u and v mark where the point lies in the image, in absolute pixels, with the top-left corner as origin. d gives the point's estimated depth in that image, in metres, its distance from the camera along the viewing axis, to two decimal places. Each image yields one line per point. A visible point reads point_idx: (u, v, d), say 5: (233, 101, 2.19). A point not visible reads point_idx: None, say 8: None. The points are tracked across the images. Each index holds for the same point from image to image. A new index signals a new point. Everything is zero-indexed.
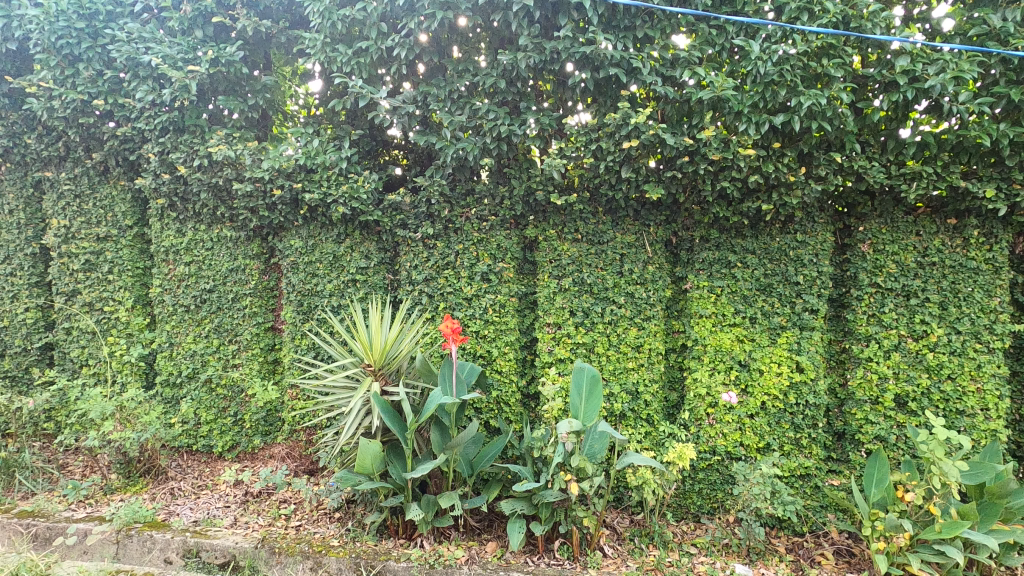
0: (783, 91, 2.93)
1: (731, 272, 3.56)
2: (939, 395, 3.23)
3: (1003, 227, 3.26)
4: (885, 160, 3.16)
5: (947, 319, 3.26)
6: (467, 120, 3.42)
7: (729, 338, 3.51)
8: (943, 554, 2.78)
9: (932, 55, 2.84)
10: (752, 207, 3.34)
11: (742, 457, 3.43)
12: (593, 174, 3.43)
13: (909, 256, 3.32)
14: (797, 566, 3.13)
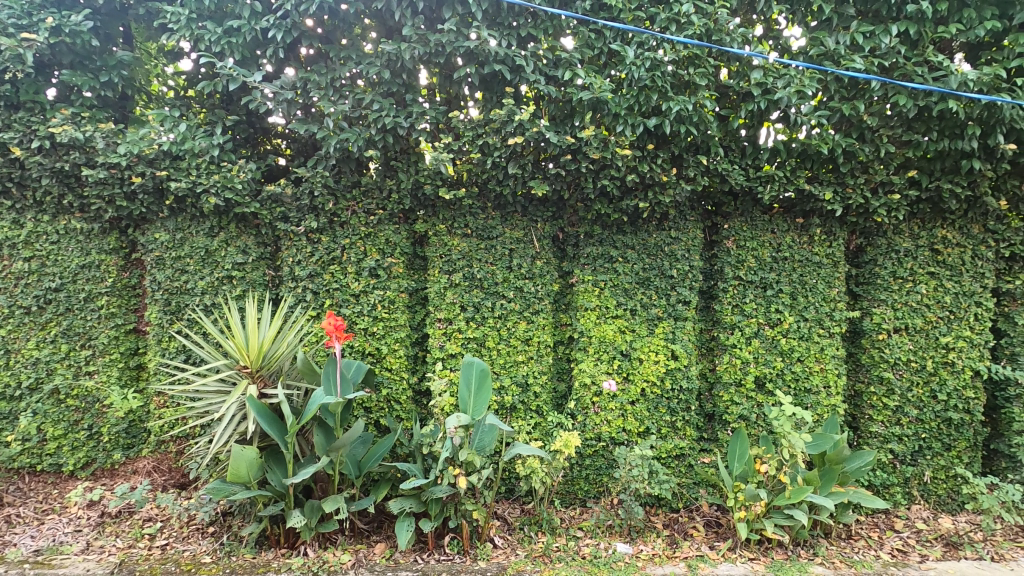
0: (655, 96, 3.11)
1: (613, 266, 3.73)
2: (790, 376, 3.61)
3: (840, 226, 3.71)
4: (744, 164, 3.47)
5: (797, 308, 3.65)
6: (350, 109, 3.30)
7: (612, 330, 3.68)
8: (791, 517, 3.15)
9: (781, 71, 3.15)
10: (631, 205, 3.53)
11: (625, 441, 3.61)
12: (481, 169, 3.45)
13: (766, 251, 3.68)
14: (672, 539, 3.36)
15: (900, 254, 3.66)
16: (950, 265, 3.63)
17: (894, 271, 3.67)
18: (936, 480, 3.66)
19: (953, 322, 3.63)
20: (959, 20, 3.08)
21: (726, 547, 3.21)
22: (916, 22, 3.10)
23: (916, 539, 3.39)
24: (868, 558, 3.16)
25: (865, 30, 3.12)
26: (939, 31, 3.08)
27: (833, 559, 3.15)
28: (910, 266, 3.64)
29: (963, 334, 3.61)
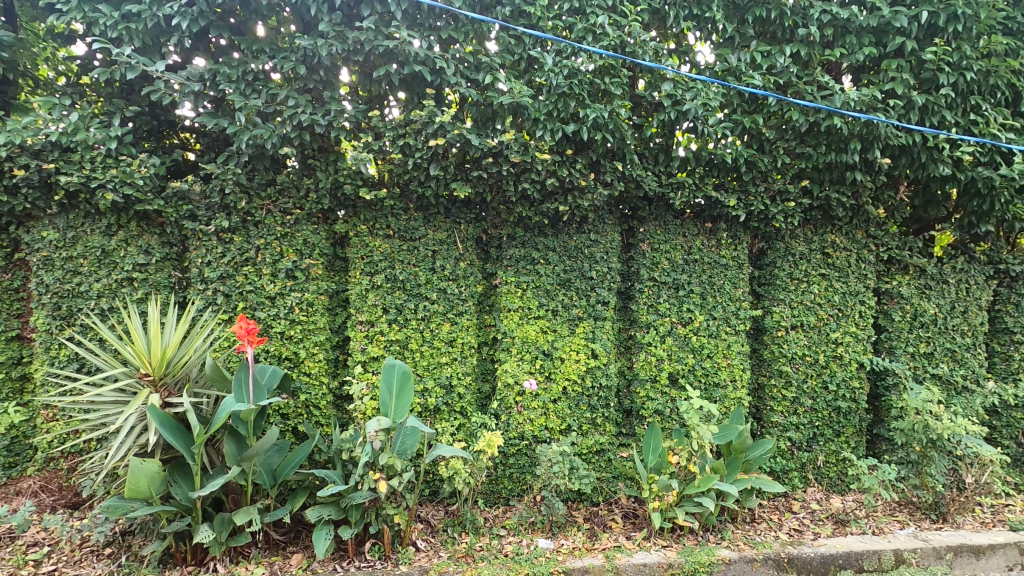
0: (573, 103, 3.22)
1: (536, 268, 3.81)
2: (700, 371, 3.84)
3: (744, 231, 3.98)
4: (657, 170, 3.66)
5: (706, 307, 3.88)
6: (264, 105, 3.18)
7: (534, 330, 3.76)
8: (700, 505, 3.35)
9: (689, 84, 3.34)
10: (552, 208, 3.62)
11: (547, 439, 3.69)
12: (403, 170, 3.42)
13: (678, 254, 3.88)
14: (592, 532, 3.48)
15: (797, 257, 3.97)
16: (838, 267, 3.99)
17: (791, 272, 3.97)
18: (828, 464, 4.01)
19: (842, 319, 3.98)
20: (842, 45, 3.40)
21: (642, 536, 3.36)
22: (806, 45, 3.39)
23: (810, 519, 3.69)
24: (769, 539, 3.41)
25: (762, 49, 3.38)
26: (825, 54, 3.38)
27: (738, 541, 3.37)
28: (805, 268, 3.96)
29: (850, 330, 3.97)
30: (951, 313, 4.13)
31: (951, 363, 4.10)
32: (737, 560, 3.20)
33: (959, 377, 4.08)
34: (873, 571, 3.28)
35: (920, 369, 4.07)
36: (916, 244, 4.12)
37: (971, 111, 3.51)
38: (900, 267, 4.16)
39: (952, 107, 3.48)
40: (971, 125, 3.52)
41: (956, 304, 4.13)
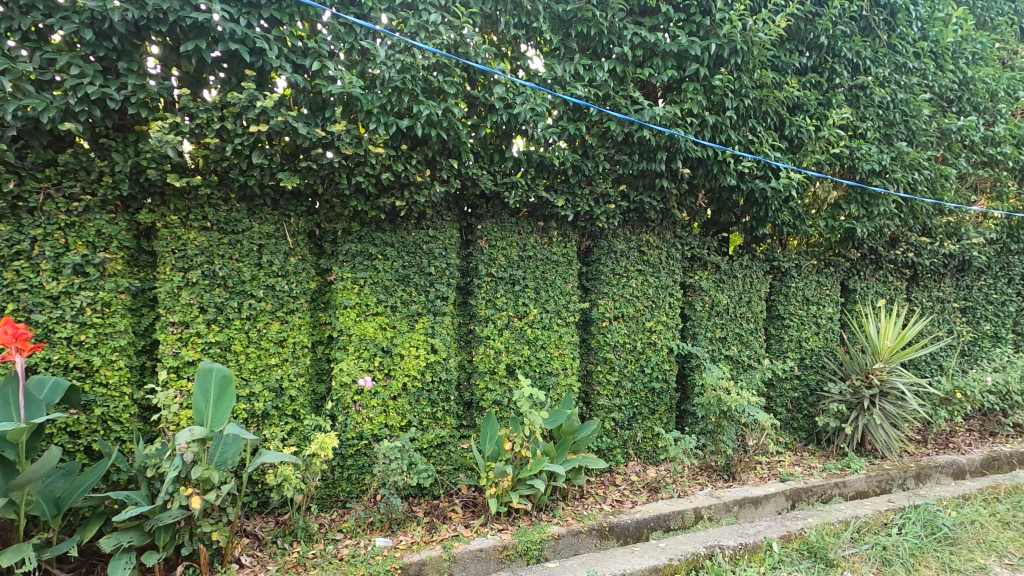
0: (406, 98, 3.24)
1: (373, 263, 3.72)
2: (535, 361, 4.08)
3: (572, 230, 4.29)
4: (492, 170, 3.80)
5: (539, 301, 4.13)
6: (38, 70, 2.71)
7: (373, 327, 3.68)
8: (533, 486, 3.57)
9: (519, 89, 3.54)
10: (388, 203, 3.56)
11: (386, 436, 3.65)
12: (220, 156, 3.14)
13: (514, 250, 4.07)
14: (431, 525, 3.53)
15: (618, 254, 4.38)
16: (652, 263, 4.48)
17: (613, 268, 4.37)
18: (645, 439, 4.50)
19: (655, 310, 4.49)
20: (651, 65, 3.85)
21: (479, 523, 3.49)
22: (621, 63, 3.78)
23: (630, 489, 4.12)
24: (594, 511, 3.74)
25: (584, 63, 3.70)
26: (636, 72, 3.80)
27: (567, 517, 3.64)
28: (625, 264, 4.39)
29: (661, 319, 4.50)
30: (739, 303, 4.87)
31: (739, 345, 4.84)
32: (565, 534, 3.45)
33: (745, 356, 4.84)
34: (678, 528, 3.75)
35: (716, 352, 4.74)
36: (712, 244, 4.78)
37: (749, 132, 4.20)
38: (701, 264, 4.78)
39: (735, 127, 4.11)
40: (749, 143, 4.20)
41: (742, 296, 4.88)
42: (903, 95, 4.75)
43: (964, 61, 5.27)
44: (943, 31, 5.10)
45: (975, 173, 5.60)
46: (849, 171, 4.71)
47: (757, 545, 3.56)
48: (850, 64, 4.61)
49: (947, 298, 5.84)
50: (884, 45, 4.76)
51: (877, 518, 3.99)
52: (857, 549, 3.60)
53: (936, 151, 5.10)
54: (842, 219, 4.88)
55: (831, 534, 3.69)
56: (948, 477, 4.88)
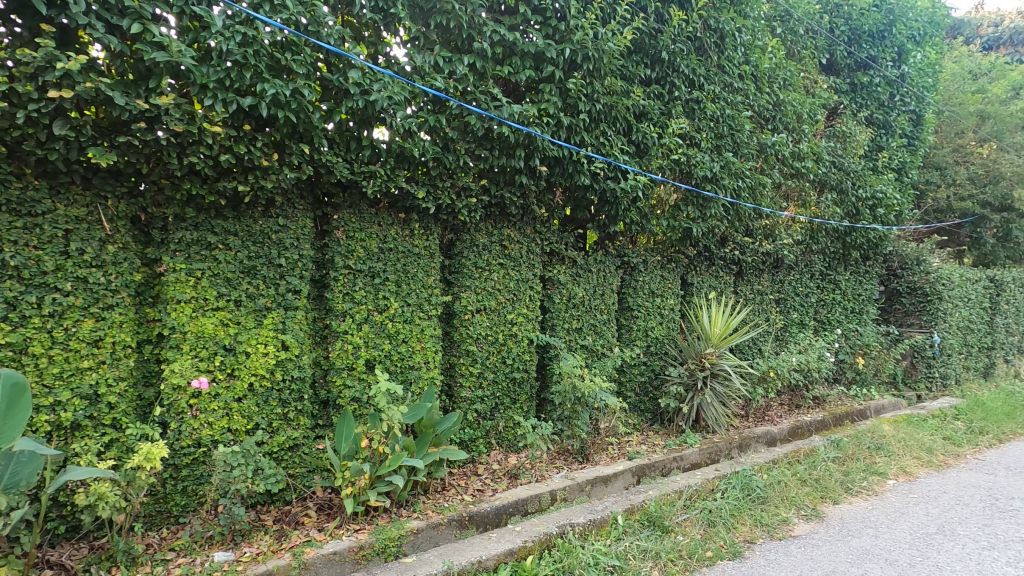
0: (248, 74, 3.03)
1: (212, 254, 3.39)
2: (396, 356, 4.00)
3: (434, 223, 4.26)
4: (348, 158, 3.63)
5: (400, 294, 4.05)
6: None
7: (213, 323, 3.36)
8: (391, 483, 3.51)
9: (376, 76, 3.48)
10: (229, 187, 3.26)
11: (229, 442, 3.36)
12: (9, 123, 2.64)
13: (373, 242, 3.94)
14: (281, 532, 3.33)
15: (480, 248, 4.44)
16: (513, 258, 4.61)
17: (475, 261, 4.42)
18: (507, 428, 4.63)
19: (516, 302, 4.62)
20: (510, 63, 3.99)
21: (334, 525, 3.36)
22: (481, 58, 3.87)
23: (491, 478, 4.23)
24: (454, 502, 3.77)
25: (444, 55, 3.73)
26: (496, 69, 3.92)
27: (427, 510, 3.64)
28: (486, 258, 4.47)
29: (522, 311, 4.64)
30: (593, 295, 5.18)
31: (593, 335, 5.17)
32: (424, 527, 3.44)
33: (599, 345, 5.17)
34: (535, 511, 3.92)
35: (572, 341, 5.01)
36: (569, 240, 5.02)
37: (601, 135, 4.50)
38: (559, 259, 5.01)
39: (588, 130, 4.39)
40: (601, 145, 4.50)
41: (597, 289, 5.20)
42: (729, 111, 5.39)
43: (777, 85, 6.11)
44: (761, 58, 5.86)
45: (786, 183, 6.51)
46: (686, 177, 5.26)
47: (604, 520, 3.84)
48: (687, 79, 5.13)
49: (765, 291, 6.74)
50: (715, 65, 5.36)
51: (705, 485, 4.51)
52: (688, 514, 4.03)
53: (755, 162, 5.85)
54: (681, 219, 5.41)
55: (666, 503, 4.10)
56: (763, 446, 5.65)
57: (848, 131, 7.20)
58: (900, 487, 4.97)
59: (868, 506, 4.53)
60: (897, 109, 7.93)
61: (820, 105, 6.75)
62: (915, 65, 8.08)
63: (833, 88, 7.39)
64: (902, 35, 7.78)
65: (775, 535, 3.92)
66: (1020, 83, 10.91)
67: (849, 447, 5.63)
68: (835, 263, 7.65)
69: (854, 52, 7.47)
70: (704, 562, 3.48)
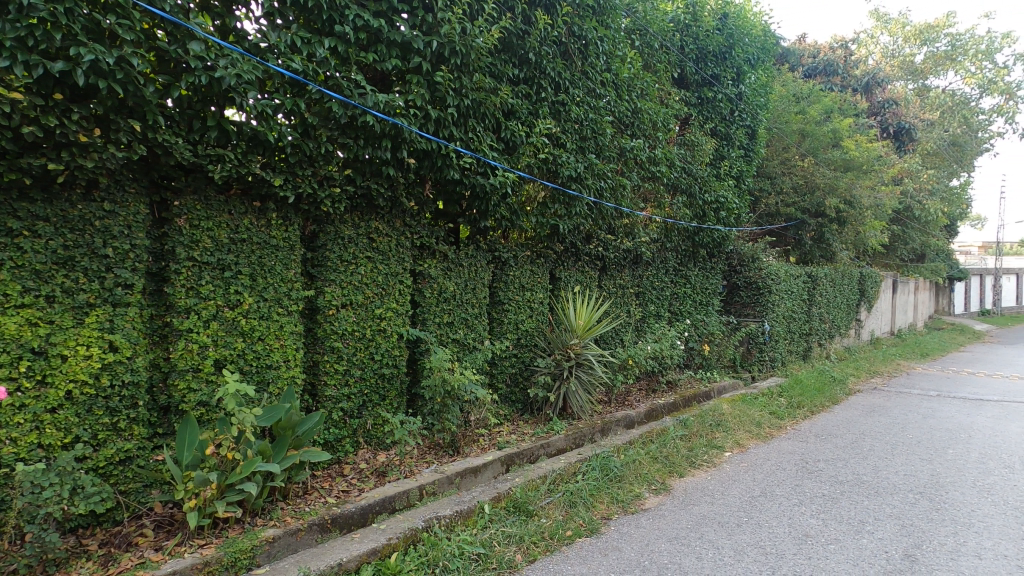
0: (59, 35, 2.66)
1: (16, 242, 2.89)
2: (250, 355, 3.72)
3: (295, 213, 4.01)
4: (190, 139, 3.31)
5: (256, 289, 3.77)
6: None
7: (16, 323, 2.87)
8: (243, 491, 3.27)
9: (222, 51, 3.22)
10: (36, 165, 2.81)
11: (40, 459, 2.91)
12: None
13: (223, 232, 3.62)
14: (109, 557, 2.97)
15: (345, 240, 4.26)
16: (381, 251, 4.49)
17: (340, 254, 4.24)
18: (375, 426, 4.51)
19: (384, 297, 4.51)
20: (375, 51, 3.91)
21: (174, 543, 3.06)
22: (343, 43, 3.75)
23: (357, 478, 4.11)
24: (316, 506, 3.60)
25: (302, 35, 3.56)
26: (360, 55, 3.83)
27: (286, 517, 3.44)
28: (353, 250, 4.30)
29: (391, 306, 4.54)
30: (464, 289, 5.20)
31: (464, 329, 5.20)
32: (281, 535, 3.25)
33: (470, 339, 5.22)
34: (403, 508, 3.87)
35: (443, 336, 5.01)
36: (440, 234, 4.98)
37: (469, 130, 4.56)
38: (429, 253, 4.95)
39: (456, 124, 4.44)
40: (469, 141, 4.57)
41: (468, 283, 5.23)
42: (592, 115, 5.72)
43: (635, 94, 6.59)
44: (621, 67, 6.28)
45: (643, 185, 7.06)
46: (553, 175, 5.51)
47: (470, 510, 3.90)
48: (553, 81, 5.36)
49: (626, 285, 7.25)
50: (579, 70, 5.66)
51: (569, 468, 4.76)
52: (551, 498, 4.24)
53: (616, 165, 6.28)
54: (549, 216, 5.64)
55: (531, 489, 4.28)
56: (623, 429, 6.09)
57: (695, 140, 7.98)
58: (734, 458, 5.64)
59: (707, 476, 5.08)
60: (736, 123, 8.92)
61: (673, 115, 7.40)
62: (750, 85, 9.16)
63: (684, 100, 8.13)
64: (740, 58, 8.76)
65: (628, 510, 4.25)
66: (831, 108, 12.78)
67: (694, 425, 6.27)
68: (686, 260, 8.43)
69: (701, 69, 8.27)
70: (564, 541, 3.68)
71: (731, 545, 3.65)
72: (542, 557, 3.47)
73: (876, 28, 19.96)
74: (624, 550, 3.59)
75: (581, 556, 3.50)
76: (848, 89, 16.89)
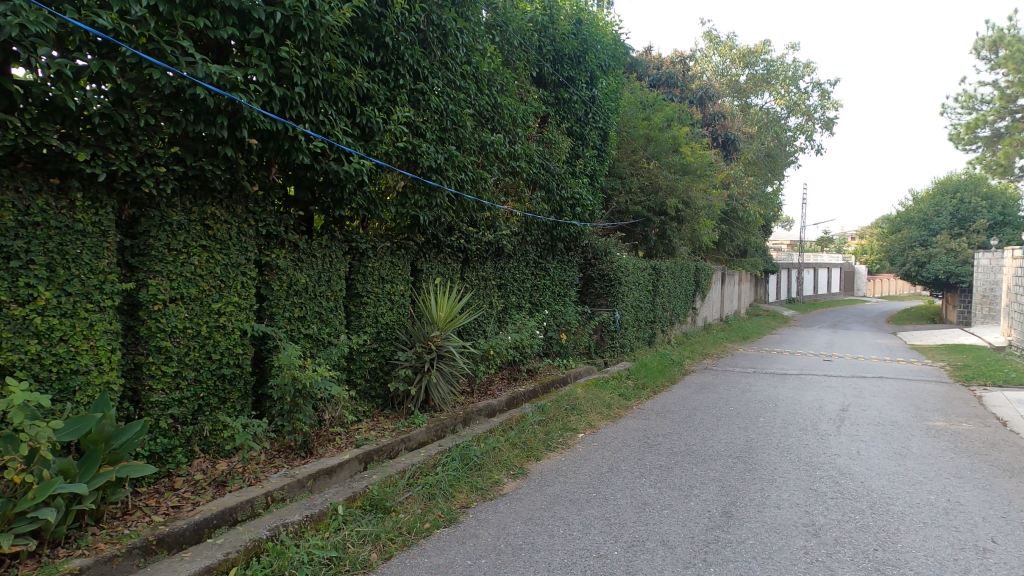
0: None
1: None
2: (49, 359, 3.16)
3: (108, 193, 3.47)
4: None
5: (55, 282, 3.20)
6: None
7: None
8: (39, 519, 2.78)
9: None
10: None
11: None
12: None
13: (8, 213, 3.02)
14: None
15: (174, 227, 3.79)
16: (219, 239, 4.06)
17: (168, 243, 3.75)
18: (215, 432, 4.08)
19: (224, 290, 4.09)
20: (207, 16, 3.54)
21: None
22: (166, 3, 3.34)
23: (191, 491, 3.70)
24: (138, 527, 3.18)
25: None
26: (188, 20, 3.44)
27: (98, 543, 2.99)
28: (184, 238, 3.84)
29: (232, 300, 4.13)
30: (318, 281, 4.90)
31: (319, 324, 4.91)
32: (92, 565, 2.81)
33: (325, 334, 4.94)
34: (246, 519, 3.57)
35: (294, 331, 4.68)
36: (290, 222, 4.62)
37: (320, 112, 4.31)
38: (277, 242, 4.58)
39: (305, 105, 4.18)
40: (320, 124, 4.32)
41: (322, 275, 4.93)
42: (452, 106, 5.72)
43: (496, 89, 6.71)
44: (481, 61, 6.35)
45: (504, 179, 7.22)
46: (412, 165, 5.41)
47: (323, 513, 3.72)
48: (411, 69, 5.27)
49: (487, 277, 7.37)
50: (438, 60, 5.62)
51: (429, 461, 4.74)
52: (410, 492, 4.19)
53: (477, 158, 6.35)
54: (409, 207, 5.53)
55: (390, 485, 4.20)
56: (484, 418, 6.20)
57: (553, 139, 8.34)
58: (586, 439, 6.02)
59: (562, 458, 5.36)
60: (590, 125, 9.49)
61: (531, 112, 7.65)
62: (602, 90, 9.78)
63: (542, 100, 8.45)
64: (593, 63, 9.31)
65: (487, 496, 4.35)
66: (672, 117, 14.13)
67: (551, 410, 6.58)
68: (546, 253, 8.80)
69: (557, 71, 8.66)
70: (422, 534, 3.66)
71: (580, 520, 3.89)
72: (398, 553, 3.41)
73: (709, 49, 22.43)
74: (482, 536, 3.66)
75: (438, 547, 3.50)
76: (686, 101, 18.80)
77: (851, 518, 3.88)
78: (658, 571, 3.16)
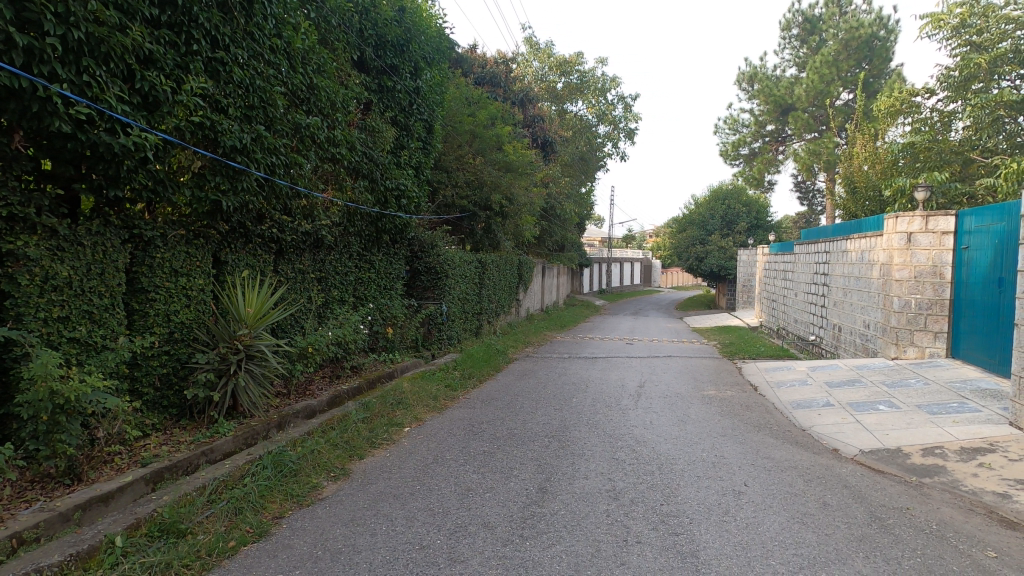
0: None
1: None
2: None
3: None
4: None
5: None
6: None
7: None
8: None
9: None
10: None
11: None
12: None
13: None
14: None
15: None
16: None
17: None
18: None
19: None
20: None
21: None
22: None
23: None
24: None
25: None
26: None
27: None
28: None
29: None
30: (86, 275, 4.04)
31: (89, 325, 4.08)
32: None
33: (98, 337, 4.14)
34: None
35: (53, 336, 3.82)
36: (44, 202, 3.75)
37: (84, 72, 3.62)
38: (25, 227, 3.67)
39: (62, 62, 3.48)
40: (85, 86, 3.63)
41: (92, 267, 4.08)
42: (258, 82, 5.24)
43: (311, 68, 6.29)
44: (294, 36, 5.91)
45: (322, 166, 6.82)
46: (211, 144, 4.83)
47: (94, 548, 3.15)
48: (207, 35, 4.70)
49: (305, 270, 6.88)
50: (241, 28, 5.10)
51: (234, 473, 4.29)
52: (212, 510, 3.75)
53: (290, 141, 5.89)
54: (208, 190, 4.92)
55: (184, 505, 3.72)
56: (302, 420, 5.81)
57: (375, 127, 8.07)
58: (412, 432, 5.98)
59: (387, 454, 5.26)
60: (415, 116, 9.40)
61: (352, 97, 7.31)
62: (427, 82, 9.72)
63: (364, 85, 8.12)
64: (417, 53, 9.20)
65: (303, 503, 4.08)
66: (496, 115, 14.63)
67: (376, 406, 6.41)
68: (371, 245, 8.52)
69: (379, 57, 8.40)
70: (225, 555, 3.29)
71: (403, 515, 3.85)
72: None
73: (529, 54, 23.66)
74: (297, 546, 3.42)
75: (246, 565, 3.19)
76: (509, 101, 19.60)
77: (644, 480, 4.44)
78: (480, 552, 3.27)
